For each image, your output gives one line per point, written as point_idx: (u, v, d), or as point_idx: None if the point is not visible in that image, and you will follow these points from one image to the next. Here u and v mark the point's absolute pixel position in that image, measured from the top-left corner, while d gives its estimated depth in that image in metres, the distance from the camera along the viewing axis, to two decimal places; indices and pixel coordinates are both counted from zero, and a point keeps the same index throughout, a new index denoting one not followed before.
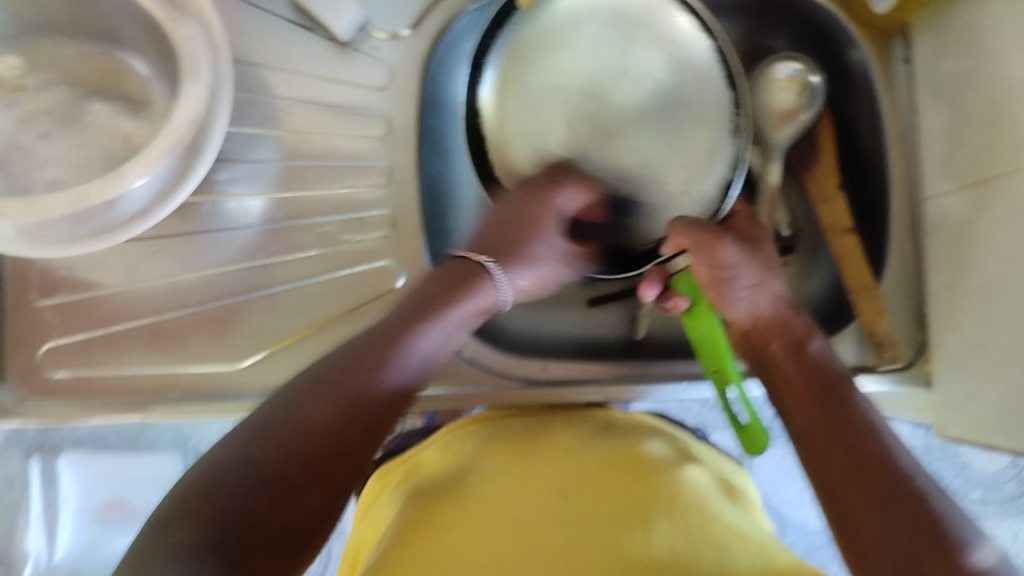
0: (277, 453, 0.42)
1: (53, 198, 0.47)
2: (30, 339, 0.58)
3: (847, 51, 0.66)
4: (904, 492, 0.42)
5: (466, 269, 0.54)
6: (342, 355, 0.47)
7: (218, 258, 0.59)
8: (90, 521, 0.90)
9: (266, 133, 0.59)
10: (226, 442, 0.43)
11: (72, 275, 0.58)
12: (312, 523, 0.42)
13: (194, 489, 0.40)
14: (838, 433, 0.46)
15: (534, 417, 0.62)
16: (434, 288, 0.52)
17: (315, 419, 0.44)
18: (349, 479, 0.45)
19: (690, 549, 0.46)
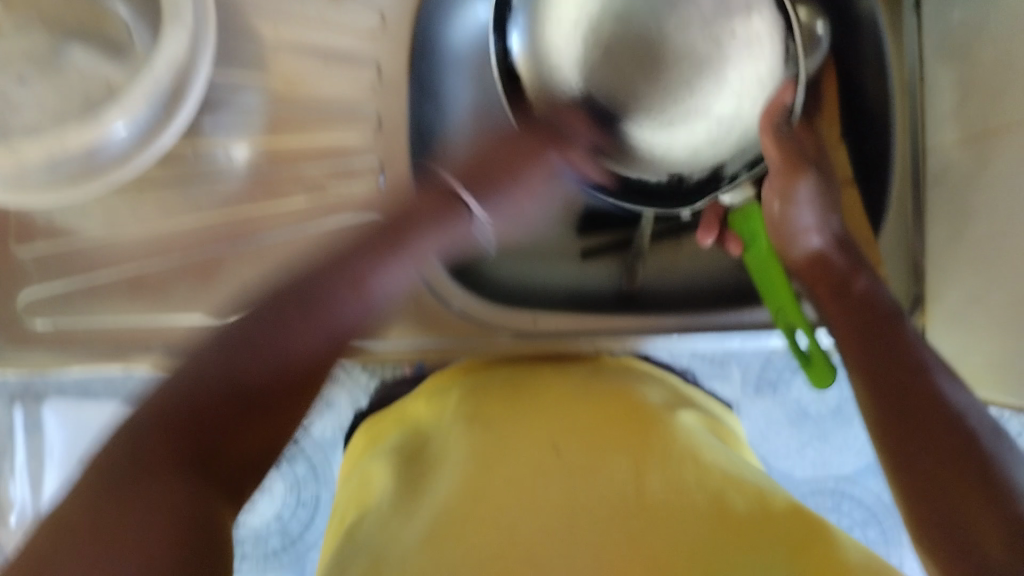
0: (238, 365, 0.42)
1: (28, 143, 0.46)
2: (6, 289, 0.56)
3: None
4: (955, 434, 0.41)
5: (439, 202, 0.53)
6: (307, 274, 0.48)
7: (203, 206, 0.57)
8: (74, 466, 0.90)
9: (252, 78, 0.57)
10: (192, 362, 0.42)
11: (51, 223, 0.56)
12: (272, 399, 0.43)
13: (175, 393, 0.40)
14: (883, 375, 0.45)
15: (528, 364, 0.60)
16: (426, 209, 0.52)
17: (247, 355, 0.42)
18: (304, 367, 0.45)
19: (692, 486, 0.47)
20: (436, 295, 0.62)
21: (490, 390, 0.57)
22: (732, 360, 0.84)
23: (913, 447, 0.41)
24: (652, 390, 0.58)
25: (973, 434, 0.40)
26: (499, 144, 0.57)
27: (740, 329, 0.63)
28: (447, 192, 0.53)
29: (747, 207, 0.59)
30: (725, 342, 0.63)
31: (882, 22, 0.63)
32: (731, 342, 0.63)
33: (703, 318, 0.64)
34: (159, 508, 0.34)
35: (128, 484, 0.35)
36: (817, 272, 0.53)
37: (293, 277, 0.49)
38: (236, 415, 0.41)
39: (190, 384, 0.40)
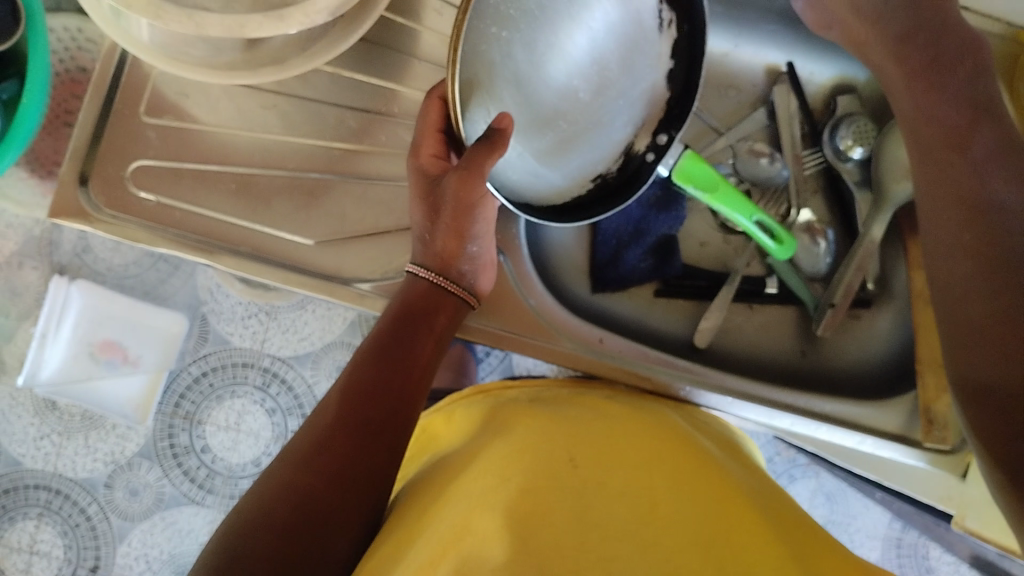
0: (286, 517, 0.45)
1: (210, 18, 0.45)
2: (124, 150, 0.57)
3: None
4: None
5: (414, 290, 0.55)
6: (317, 413, 0.51)
7: (326, 132, 0.58)
8: (83, 353, 0.90)
9: (413, 28, 0.58)
10: (227, 532, 0.45)
11: (183, 102, 0.57)
12: (302, 522, 0.45)
13: (220, 559, 0.42)
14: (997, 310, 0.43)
15: (551, 382, 0.64)
16: (390, 327, 0.54)
17: (257, 525, 0.44)
18: (331, 466, 0.48)
19: (706, 504, 0.48)
20: (518, 287, 0.62)
21: (493, 416, 0.58)
22: None
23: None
24: (692, 422, 0.59)
25: None
26: (424, 202, 0.54)
27: (793, 410, 0.62)
28: (418, 276, 0.56)
29: (688, 162, 0.60)
30: (774, 419, 0.62)
31: None
32: (780, 420, 0.62)
33: (758, 388, 0.63)
34: None
35: None
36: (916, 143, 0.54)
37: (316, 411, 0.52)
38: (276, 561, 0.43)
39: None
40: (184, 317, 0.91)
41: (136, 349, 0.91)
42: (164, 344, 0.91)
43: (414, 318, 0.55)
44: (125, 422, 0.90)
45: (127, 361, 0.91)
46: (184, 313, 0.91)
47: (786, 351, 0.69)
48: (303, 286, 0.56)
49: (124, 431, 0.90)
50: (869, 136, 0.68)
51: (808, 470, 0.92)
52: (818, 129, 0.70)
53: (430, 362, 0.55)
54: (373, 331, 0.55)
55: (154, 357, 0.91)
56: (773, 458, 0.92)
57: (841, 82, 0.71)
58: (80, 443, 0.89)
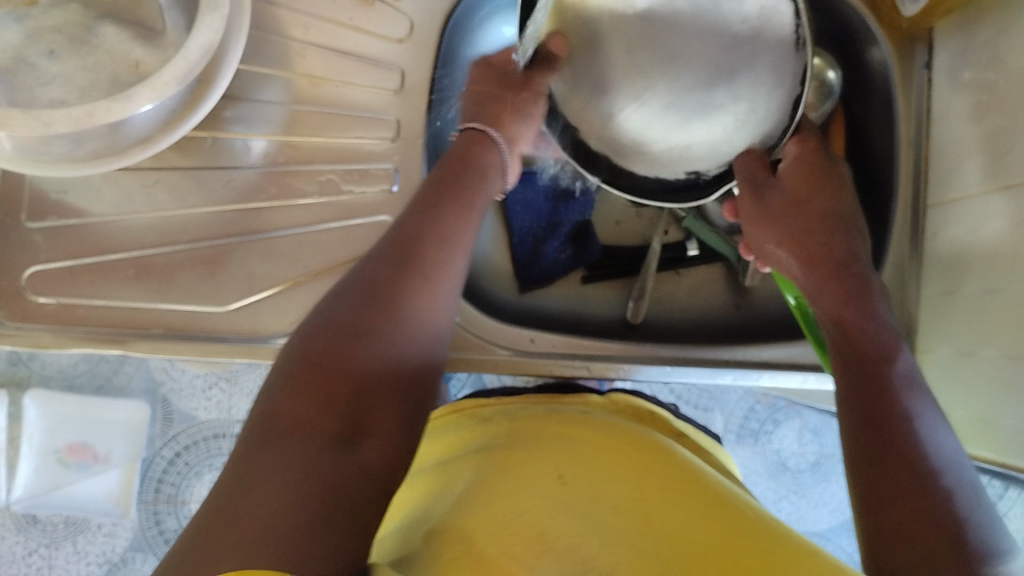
0: (313, 391, 0.45)
1: (54, 114, 0.45)
2: (14, 260, 0.56)
3: (869, 51, 0.66)
4: (930, 511, 0.40)
5: (477, 143, 0.59)
6: (392, 232, 0.53)
7: (215, 197, 0.58)
8: (52, 460, 0.89)
9: (279, 75, 0.58)
10: (305, 334, 0.48)
11: (63, 199, 0.57)
12: (381, 346, 0.48)
13: (301, 370, 0.46)
14: (874, 416, 0.44)
15: (532, 396, 0.62)
16: (454, 164, 0.56)
17: (346, 337, 0.47)
18: (410, 300, 0.50)
19: (703, 509, 0.45)
20: None
21: (483, 434, 0.56)
22: (717, 407, 0.93)
23: (909, 574, 0.39)
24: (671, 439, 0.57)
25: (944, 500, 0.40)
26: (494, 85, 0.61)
27: (732, 365, 0.63)
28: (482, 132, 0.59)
29: None
30: (716, 377, 0.62)
31: (893, 75, 0.65)
32: (722, 378, 0.62)
33: (693, 351, 0.64)
34: (282, 490, 0.39)
35: (266, 444, 0.42)
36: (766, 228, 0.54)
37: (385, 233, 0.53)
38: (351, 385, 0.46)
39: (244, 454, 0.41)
40: (145, 403, 0.89)
41: (104, 446, 0.89)
42: (131, 434, 0.89)
43: (466, 162, 0.57)
44: (109, 519, 0.89)
45: (97, 461, 0.90)
46: (144, 398, 0.90)
47: (724, 309, 0.70)
48: (223, 354, 0.56)
49: (111, 529, 0.89)
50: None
51: (789, 411, 0.93)
52: None
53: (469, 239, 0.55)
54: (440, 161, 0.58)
55: (123, 449, 0.89)
56: (754, 407, 0.93)
57: None
58: (69, 550, 0.89)
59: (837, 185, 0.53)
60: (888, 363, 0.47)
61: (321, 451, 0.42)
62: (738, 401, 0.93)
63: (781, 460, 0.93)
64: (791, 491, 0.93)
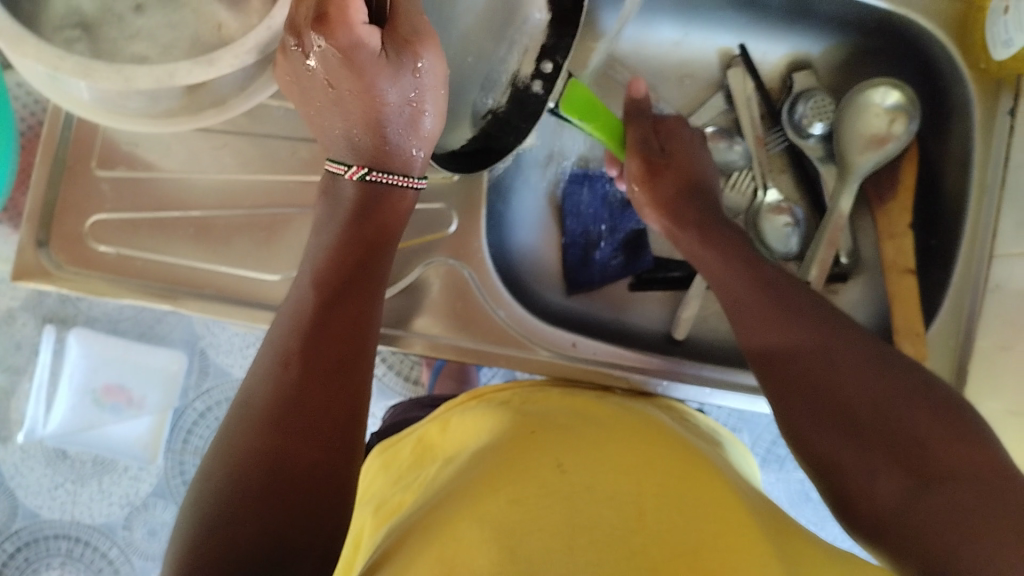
0: (266, 435, 0.45)
1: (138, 71, 0.46)
2: (79, 206, 0.57)
3: (952, 89, 0.64)
4: (931, 431, 0.42)
5: (374, 195, 0.54)
6: (320, 271, 0.52)
7: (279, 166, 0.58)
8: (87, 400, 0.91)
9: None
10: (246, 407, 0.47)
11: (133, 152, 0.58)
12: (314, 383, 0.47)
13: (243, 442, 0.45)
14: (833, 399, 0.45)
15: (547, 390, 0.60)
16: (365, 226, 0.53)
17: (285, 402, 0.46)
18: (335, 331, 0.50)
19: (700, 513, 0.44)
20: (485, 299, 0.62)
21: (487, 425, 0.56)
22: (745, 428, 0.92)
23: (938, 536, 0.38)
24: (672, 421, 0.57)
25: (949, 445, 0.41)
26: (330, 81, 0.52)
27: None
28: (377, 185, 0.54)
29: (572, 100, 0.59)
30: (755, 405, 0.62)
31: (974, 114, 0.63)
32: (761, 405, 0.62)
33: (735, 375, 0.63)
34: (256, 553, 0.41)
35: (236, 509, 0.42)
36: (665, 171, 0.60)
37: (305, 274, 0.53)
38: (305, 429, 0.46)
39: (219, 524, 0.42)
40: (184, 354, 0.91)
41: (139, 391, 0.91)
42: (166, 383, 0.91)
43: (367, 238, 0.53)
44: (137, 463, 0.91)
45: (131, 404, 0.91)
46: (184, 348, 0.91)
47: None
48: (270, 322, 0.57)
49: (135, 473, 0.91)
50: (828, 110, 0.67)
51: None
52: (776, 108, 0.69)
53: (393, 239, 0.55)
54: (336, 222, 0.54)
55: (157, 397, 0.91)
56: None
57: (794, 60, 0.70)
58: (93, 489, 0.90)
59: (684, 136, 0.62)
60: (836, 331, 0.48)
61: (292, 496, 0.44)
62: (767, 426, 0.92)
63: (803, 489, 0.92)
64: (812, 520, 0.92)
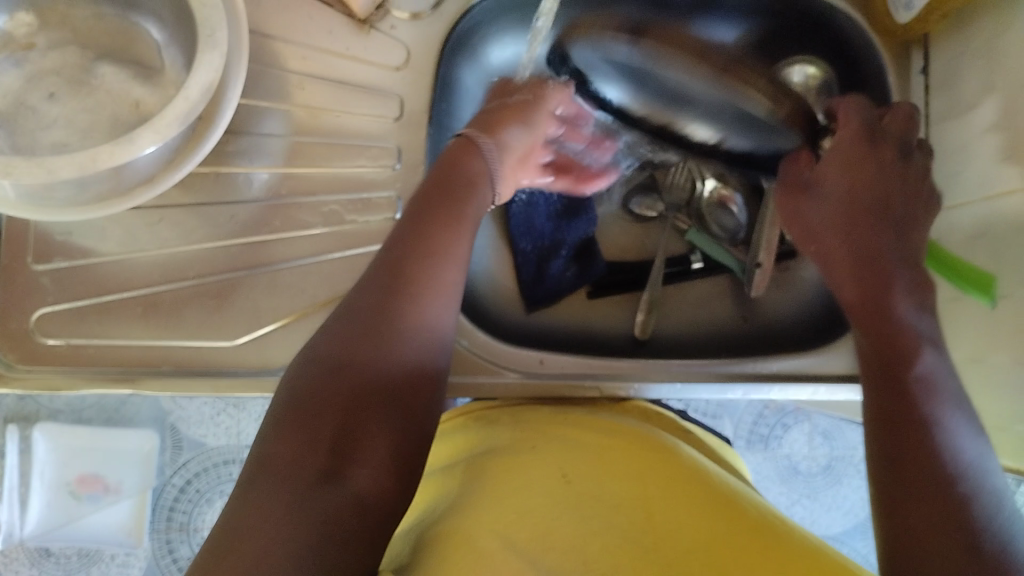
0: (353, 371, 0.47)
1: (60, 160, 0.45)
2: (21, 303, 0.56)
3: (867, 59, 0.66)
4: (944, 528, 0.42)
5: (459, 151, 0.58)
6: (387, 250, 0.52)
7: (219, 232, 0.58)
8: (63, 494, 0.89)
9: (278, 107, 0.59)
10: (314, 369, 0.47)
11: (69, 240, 0.57)
12: (384, 382, 0.47)
13: (293, 413, 0.45)
14: (900, 402, 0.48)
15: (527, 405, 0.60)
16: (433, 195, 0.54)
17: (361, 389, 0.46)
18: (405, 359, 0.49)
19: (709, 516, 0.44)
20: None
21: (481, 440, 0.55)
22: (725, 413, 0.92)
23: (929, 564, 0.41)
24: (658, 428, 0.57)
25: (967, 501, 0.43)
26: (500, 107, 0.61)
27: (743, 380, 0.63)
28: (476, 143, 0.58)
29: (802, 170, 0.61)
30: (727, 393, 0.63)
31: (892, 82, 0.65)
32: (731, 393, 0.63)
33: (703, 366, 0.63)
34: (276, 540, 0.39)
35: (261, 480, 0.42)
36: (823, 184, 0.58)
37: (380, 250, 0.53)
38: (351, 431, 0.45)
39: (248, 498, 0.41)
40: (156, 433, 0.89)
41: (115, 476, 0.89)
42: (143, 463, 0.89)
43: (436, 202, 0.54)
44: (123, 549, 0.89)
45: (109, 491, 0.89)
46: (155, 427, 0.89)
47: (730, 321, 0.70)
48: (234, 388, 0.56)
49: (123, 559, 0.89)
50: None
51: (798, 415, 0.93)
52: None
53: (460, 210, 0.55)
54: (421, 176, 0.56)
55: (135, 478, 0.89)
56: (763, 412, 0.93)
57: None
58: None
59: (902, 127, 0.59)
60: (915, 336, 0.51)
61: (314, 496, 0.42)
62: (746, 408, 0.93)
63: (792, 465, 0.93)
64: (803, 494, 0.93)
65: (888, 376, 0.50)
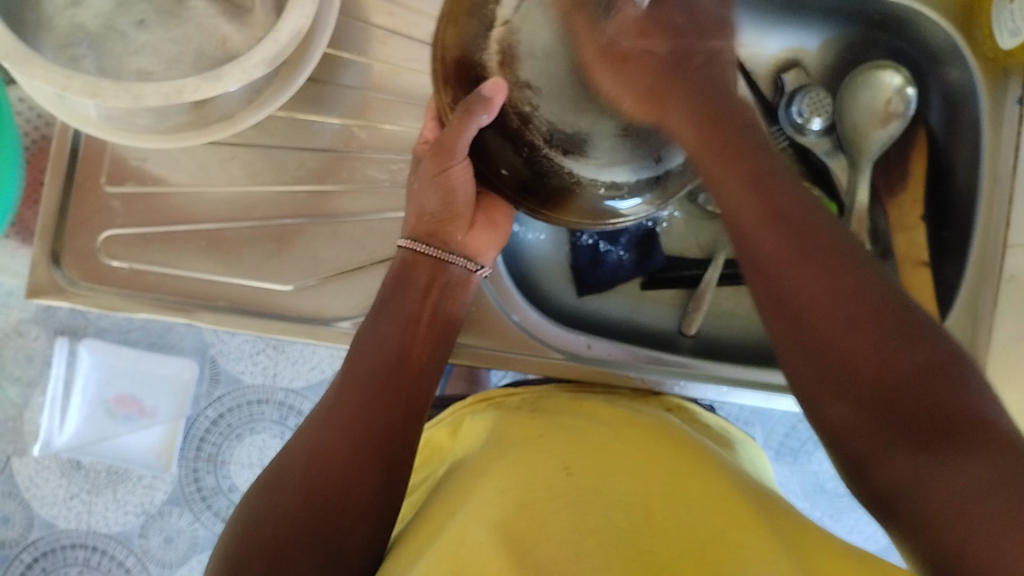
0: (295, 512, 0.45)
1: (146, 88, 0.46)
2: (90, 222, 0.57)
3: (949, 71, 0.65)
4: (919, 380, 0.35)
5: (413, 268, 0.55)
6: (354, 350, 0.53)
7: (288, 177, 0.58)
8: (100, 411, 0.90)
9: (359, 61, 0.59)
10: (268, 480, 0.48)
11: (142, 166, 0.58)
12: (337, 476, 0.47)
13: (245, 523, 0.45)
14: (795, 266, 0.39)
15: (554, 389, 0.60)
16: (400, 293, 0.54)
17: (313, 492, 0.46)
18: (365, 438, 0.49)
19: (708, 516, 0.44)
20: (500, 305, 0.62)
21: (494, 424, 0.55)
22: (759, 422, 0.91)
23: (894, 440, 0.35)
24: (683, 424, 0.56)
25: (915, 329, 0.37)
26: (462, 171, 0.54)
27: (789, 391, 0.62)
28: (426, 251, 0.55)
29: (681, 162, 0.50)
30: (773, 401, 0.62)
31: (982, 108, 0.63)
32: (777, 401, 0.62)
33: (750, 373, 0.63)
34: None
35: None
36: (716, 160, 0.42)
37: (349, 350, 0.54)
38: (305, 534, 0.44)
39: None
40: (197, 362, 0.91)
41: (152, 401, 0.91)
42: (179, 391, 0.91)
43: (407, 291, 0.54)
44: (151, 472, 0.91)
45: (144, 414, 0.91)
46: (195, 357, 0.91)
47: None
48: (283, 332, 0.57)
49: (150, 481, 0.91)
50: (825, 104, 0.66)
51: None
52: (771, 108, 0.67)
53: (431, 302, 0.55)
54: (387, 279, 0.56)
55: (171, 405, 0.91)
56: (797, 425, 0.92)
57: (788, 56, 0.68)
58: (109, 498, 0.90)
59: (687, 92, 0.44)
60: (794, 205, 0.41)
61: None
62: (780, 419, 0.92)
63: (819, 482, 0.92)
64: (826, 512, 0.92)
65: (773, 249, 0.40)
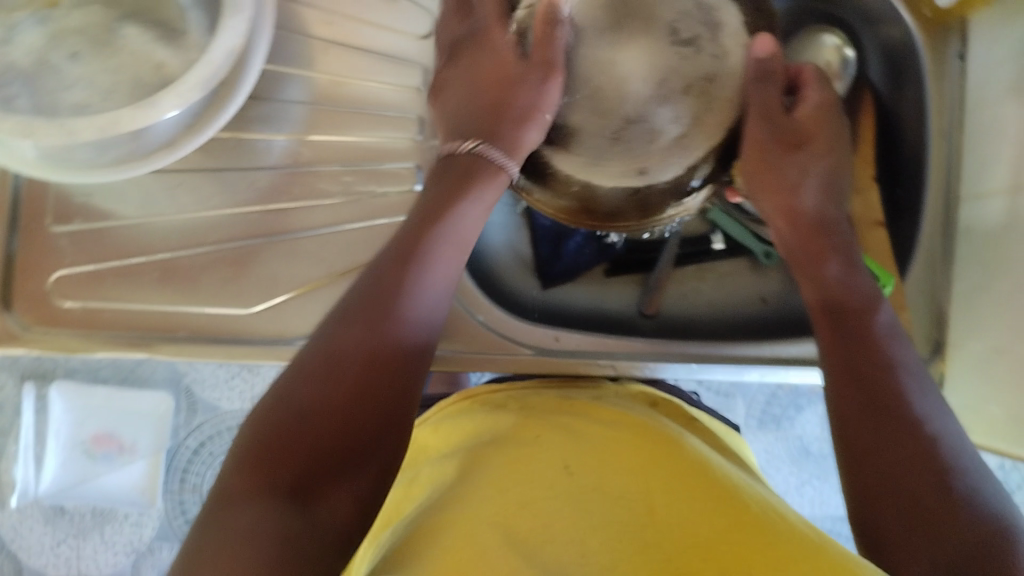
0: (300, 443, 0.40)
1: (81, 123, 0.45)
2: (40, 264, 0.56)
3: (886, 28, 0.64)
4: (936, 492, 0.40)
5: (459, 160, 0.51)
6: (362, 278, 0.48)
7: (240, 198, 0.57)
8: (77, 453, 0.89)
9: (299, 74, 0.58)
10: (264, 410, 0.42)
11: (88, 202, 0.57)
12: (351, 402, 0.43)
13: (244, 456, 0.40)
14: (853, 367, 0.47)
15: (526, 389, 0.60)
16: (435, 187, 0.50)
17: (323, 417, 0.42)
18: (382, 366, 0.44)
19: (697, 505, 0.43)
20: (465, 307, 0.62)
21: (483, 428, 0.55)
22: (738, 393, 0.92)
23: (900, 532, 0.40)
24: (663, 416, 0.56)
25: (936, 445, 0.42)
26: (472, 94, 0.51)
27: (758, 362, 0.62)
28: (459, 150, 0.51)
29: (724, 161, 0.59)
30: (743, 372, 0.61)
31: (924, 64, 0.63)
32: (748, 374, 0.61)
33: (722, 347, 0.63)
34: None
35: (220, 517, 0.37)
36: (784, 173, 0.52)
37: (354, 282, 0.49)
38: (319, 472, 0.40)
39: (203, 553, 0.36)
40: (169, 393, 0.89)
41: (130, 436, 0.89)
42: (156, 424, 0.89)
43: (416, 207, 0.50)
44: (136, 509, 0.89)
45: (123, 451, 0.89)
46: (168, 389, 0.90)
47: (751, 303, 0.69)
48: (248, 356, 0.56)
49: (136, 518, 0.89)
50: None
51: (811, 396, 0.92)
52: None
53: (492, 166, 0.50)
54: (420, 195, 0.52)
55: (148, 438, 0.90)
56: (776, 393, 0.92)
57: None
58: (96, 540, 0.89)
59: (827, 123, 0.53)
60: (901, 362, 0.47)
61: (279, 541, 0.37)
62: (759, 387, 0.92)
63: (803, 446, 0.93)
64: (813, 476, 0.92)
65: (865, 364, 0.47)
